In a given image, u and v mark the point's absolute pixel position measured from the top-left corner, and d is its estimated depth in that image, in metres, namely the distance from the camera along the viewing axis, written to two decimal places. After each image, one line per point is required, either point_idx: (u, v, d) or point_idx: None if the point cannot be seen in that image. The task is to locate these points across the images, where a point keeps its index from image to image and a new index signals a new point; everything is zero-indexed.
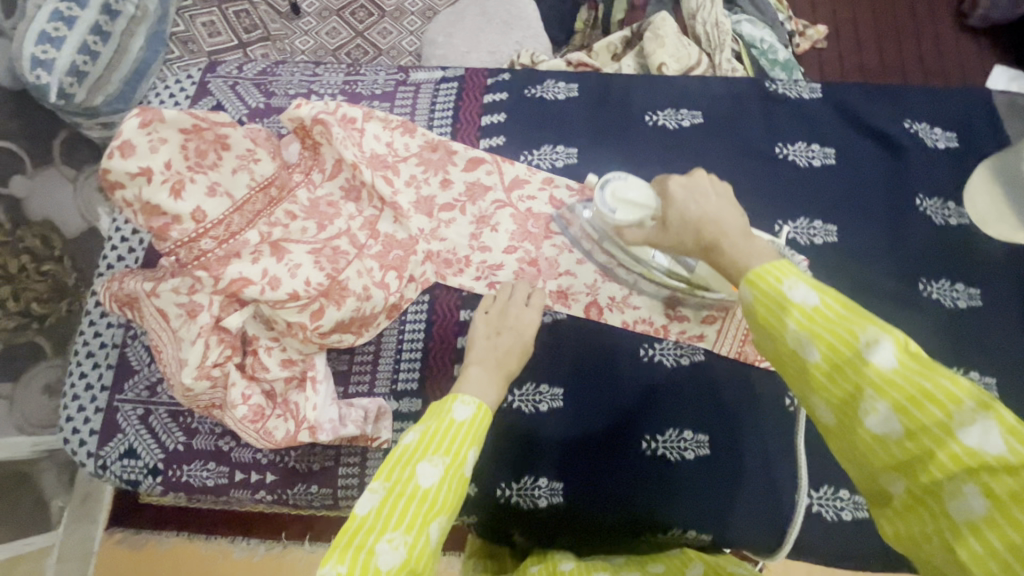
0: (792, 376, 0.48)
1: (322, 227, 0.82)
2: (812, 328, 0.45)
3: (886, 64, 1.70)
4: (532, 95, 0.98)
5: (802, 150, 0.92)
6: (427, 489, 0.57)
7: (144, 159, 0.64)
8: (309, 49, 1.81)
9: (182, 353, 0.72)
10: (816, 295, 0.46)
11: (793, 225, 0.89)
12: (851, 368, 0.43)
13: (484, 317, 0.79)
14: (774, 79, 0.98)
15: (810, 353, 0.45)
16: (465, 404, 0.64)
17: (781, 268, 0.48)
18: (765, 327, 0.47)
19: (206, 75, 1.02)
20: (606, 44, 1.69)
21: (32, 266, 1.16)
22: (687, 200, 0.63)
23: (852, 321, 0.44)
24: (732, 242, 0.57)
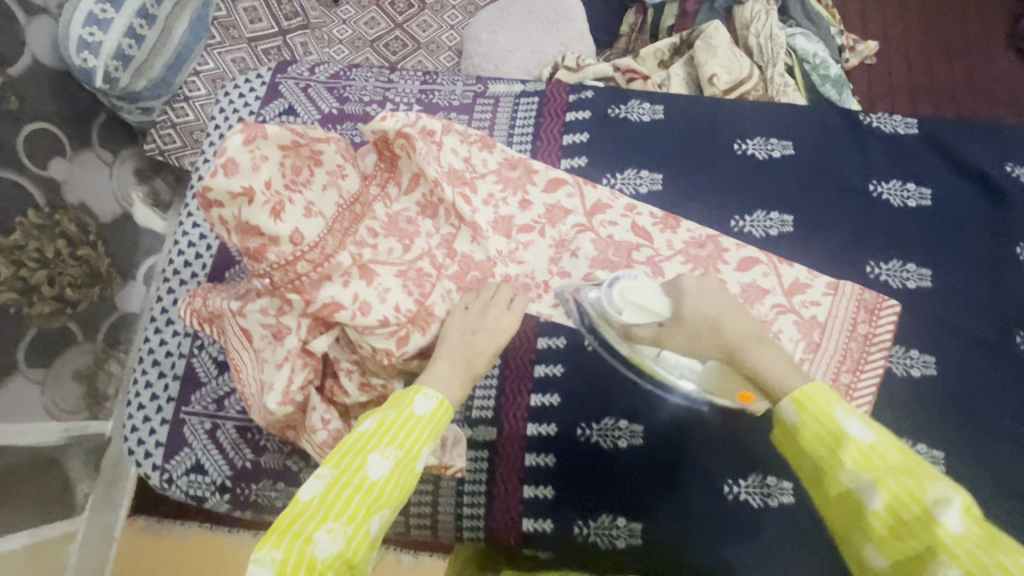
0: (849, 518, 0.53)
1: (407, 248, 0.80)
2: (871, 472, 0.50)
3: (936, 83, 1.64)
4: (616, 115, 0.94)
5: (896, 189, 0.88)
6: (373, 481, 0.58)
7: (247, 177, 0.61)
8: (347, 39, 1.76)
9: (267, 376, 0.70)
10: (872, 436, 0.52)
11: (885, 266, 0.86)
12: (919, 523, 0.47)
13: (463, 312, 0.76)
14: (868, 111, 0.94)
15: (872, 499, 0.50)
16: (427, 398, 0.64)
17: (830, 397, 0.55)
18: (825, 464, 0.53)
19: (277, 76, 0.99)
20: (653, 50, 1.65)
21: (68, 251, 1.27)
22: (700, 296, 0.67)
23: (916, 477, 0.49)
24: (748, 341, 0.63)
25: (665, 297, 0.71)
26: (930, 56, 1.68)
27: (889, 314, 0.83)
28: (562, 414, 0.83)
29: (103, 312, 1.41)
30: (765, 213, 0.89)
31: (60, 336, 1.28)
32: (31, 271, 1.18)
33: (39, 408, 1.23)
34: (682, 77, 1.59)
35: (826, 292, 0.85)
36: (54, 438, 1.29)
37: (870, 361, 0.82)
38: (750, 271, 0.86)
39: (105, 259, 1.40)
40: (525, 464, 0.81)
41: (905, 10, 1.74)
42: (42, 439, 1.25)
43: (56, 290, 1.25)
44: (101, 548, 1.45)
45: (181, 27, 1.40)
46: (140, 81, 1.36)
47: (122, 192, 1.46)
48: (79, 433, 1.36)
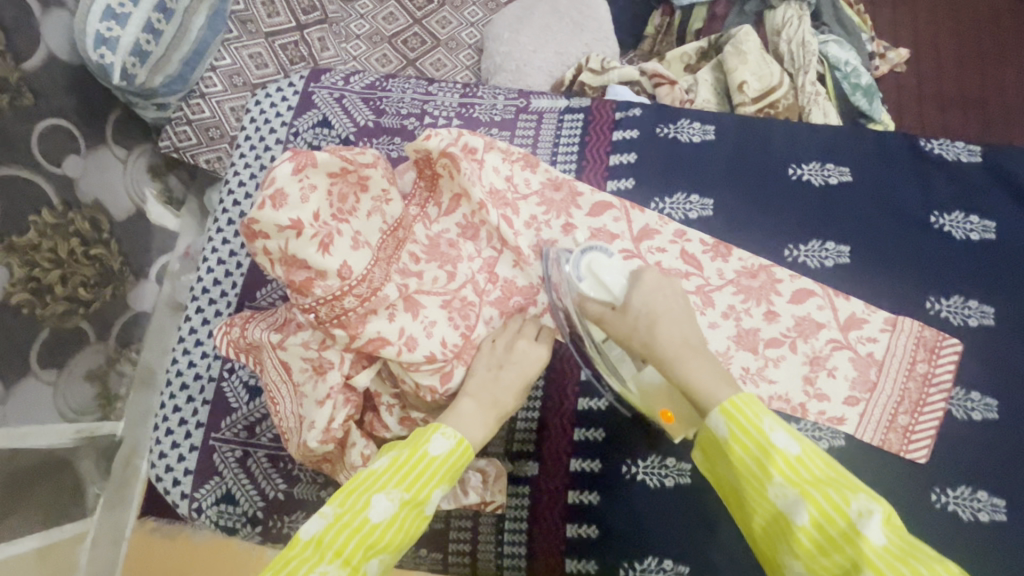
0: (777, 532, 0.53)
1: (450, 275, 0.76)
2: (798, 487, 0.51)
3: (966, 93, 1.58)
4: (665, 135, 0.91)
5: (958, 221, 0.85)
6: (374, 524, 0.55)
7: (295, 209, 0.58)
8: (364, 34, 1.66)
9: (306, 412, 0.66)
10: (798, 447, 0.53)
11: (946, 302, 0.82)
12: (844, 536, 0.48)
13: (490, 345, 0.72)
14: (928, 137, 0.90)
15: (799, 514, 0.50)
16: (444, 438, 0.61)
17: (758, 408, 0.55)
18: (752, 475, 0.54)
19: (310, 84, 0.95)
20: (680, 53, 1.59)
21: (81, 251, 1.24)
22: (653, 293, 0.68)
23: (841, 488, 0.50)
24: (684, 349, 0.63)
25: (628, 281, 0.70)
26: (963, 65, 1.62)
27: (950, 353, 0.80)
28: (607, 450, 0.79)
29: (116, 312, 1.38)
30: (820, 243, 0.85)
31: (75, 336, 1.25)
32: (45, 271, 1.16)
33: (51, 409, 1.21)
34: (711, 83, 1.53)
35: (883, 328, 0.82)
36: (65, 439, 1.26)
37: (929, 403, 0.79)
38: (804, 303, 0.82)
39: (117, 258, 1.36)
40: (567, 502, 0.79)
41: (936, 17, 1.68)
42: (54, 440, 1.22)
43: (69, 289, 1.22)
44: (111, 547, 1.39)
45: (198, 22, 1.35)
46: (157, 77, 1.31)
47: (135, 189, 1.41)
48: (90, 435, 1.34)
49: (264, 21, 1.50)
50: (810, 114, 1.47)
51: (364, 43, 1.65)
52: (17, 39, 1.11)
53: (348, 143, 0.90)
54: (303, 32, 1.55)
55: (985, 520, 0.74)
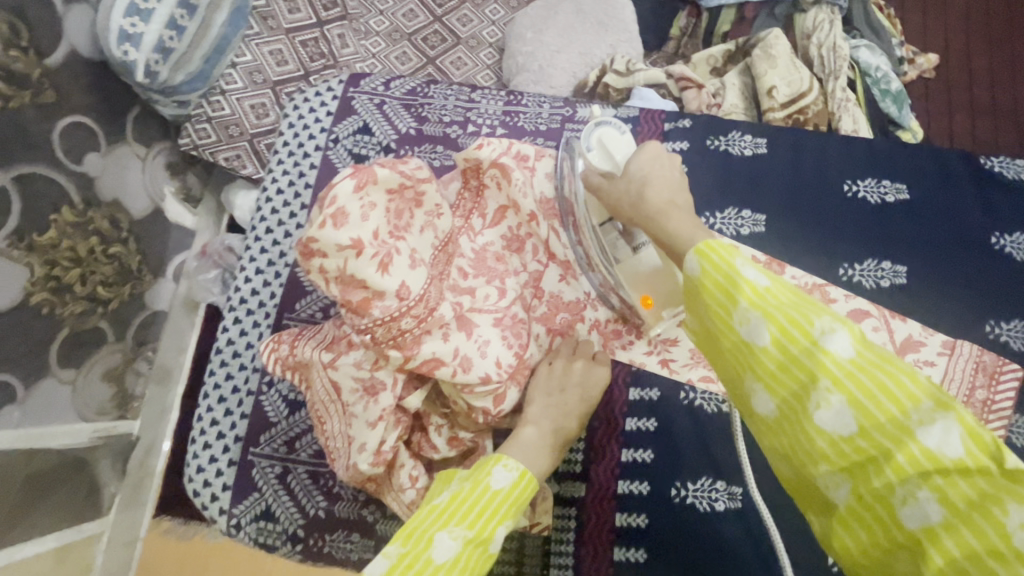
0: (739, 363, 0.47)
1: (501, 291, 0.73)
2: (762, 310, 0.44)
3: (998, 101, 1.54)
4: (716, 147, 0.89)
5: (1021, 242, 0.82)
6: (440, 564, 0.51)
7: (356, 228, 0.56)
8: (384, 31, 1.63)
9: (355, 432, 0.64)
10: (765, 276, 0.46)
11: (1007, 326, 0.79)
12: (807, 356, 0.42)
13: (546, 368, 0.71)
14: (987, 155, 0.88)
15: (761, 337, 0.44)
16: (506, 470, 0.60)
17: (729, 247, 0.48)
18: (715, 307, 0.47)
19: (349, 89, 0.93)
20: (706, 56, 1.56)
21: (100, 250, 1.22)
22: (651, 163, 0.64)
23: (807, 308, 0.43)
24: (672, 207, 0.59)
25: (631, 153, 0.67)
26: (994, 72, 1.58)
27: (1011, 377, 0.76)
28: (655, 472, 0.78)
29: (133, 310, 1.35)
30: (876, 262, 0.83)
31: (93, 336, 1.23)
32: (65, 270, 1.14)
33: (70, 410, 1.19)
34: (738, 87, 1.49)
35: (941, 351, 0.77)
36: (83, 440, 1.23)
37: (988, 429, 0.75)
38: (861, 323, 0.78)
39: (136, 257, 1.34)
40: (615, 524, 0.77)
41: (967, 23, 1.64)
42: (74, 442, 1.20)
43: (88, 289, 1.20)
44: (126, 549, 1.37)
45: (220, 18, 1.32)
46: (179, 75, 1.28)
47: (154, 186, 1.39)
48: (107, 434, 1.31)
49: (285, 18, 1.48)
50: (840, 121, 1.43)
51: (383, 40, 1.62)
52: (41, 35, 1.08)
53: (390, 151, 0.88)
54: (324, 29, 1.52)
55: None
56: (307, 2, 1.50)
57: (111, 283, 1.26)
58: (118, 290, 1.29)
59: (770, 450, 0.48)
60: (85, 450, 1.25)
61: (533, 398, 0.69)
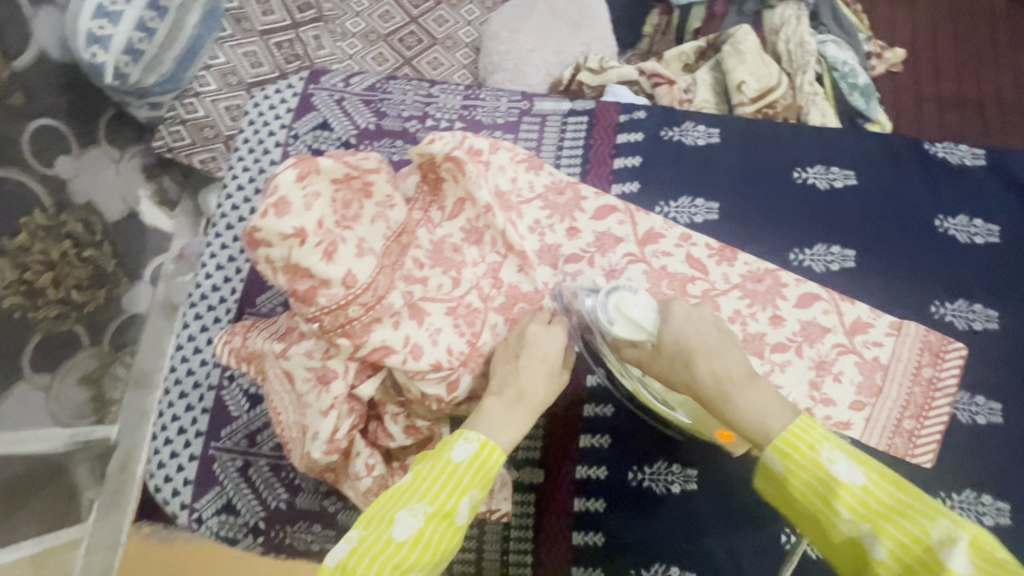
0: (860, 566, 0.52)
1: (455, 281, 0.74)
2: (870, 521, 0.50)
3: (964, 92, 1.57)
4: (670, 137, 0.91)
5: (963, 225, 0.85)
6: (399, 542, 0.54)
7: (300, 217, 0.57)
8: (361, 32, 1.62)
9: (309, 421, 0.65)
10: (863, 477, 0.51)
11: (951, 306, 0.82)
12: (926, 566, 0.47)
13: (503, 341, 0.70)
14: (932, 141, 0.91)
15: (877, 549, 0.49)
16: (467, 444, 0.59)
17: (816, 441, 0.53)
18: (822, 514, 0.53)
19: (309, 86, 0.94)
20: (678, 53, 1.58)
21: (73, 253, 1.21)
22: (684, 328, 0.65)
23: (914, 515, 0.48)
24: (727, 385, 0.60)
25: (658, 315, 0.67)
26: (961, 64, 1.61)
27: (955, 356, 0.79)
28: (613, 456, 0.80)
29: (110, 314, 1.34)
30: (825, 247, 0.85)
31: (68, 339, 1.22)
32: (37, 274, 1.13)
33: (44, 413, 1.18)
34: (709, 83, 1.51)
35: (888, 332, 0.81)
36: (59, 445, 1.22)
37: (934, 407, 0.78)
38: (810, 307, 0.81)
39: (112, 259, 1.33)
40: (573, 509, 0.79)
41: (934, 17, 1.67)
42: (50, 447, 1.20)
43: (61, 292, 1.19)
44: (107, 554, 1.32)
45: (192, 19, 1.31)
46: (151, 76, 1.28)
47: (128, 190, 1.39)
48: (84, 439, 1.31)
49: (257, 20, 1.48)
50: (808, 114, 1.45)
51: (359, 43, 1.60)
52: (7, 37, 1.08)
53: (350, 146, 0.89)
54: (298, 30, 1.52)
55: (991, 524, 0.73)
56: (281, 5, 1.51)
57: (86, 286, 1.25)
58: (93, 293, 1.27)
59: None
60: (63, 456, 1.24)
61: (494, 371, 0.68)
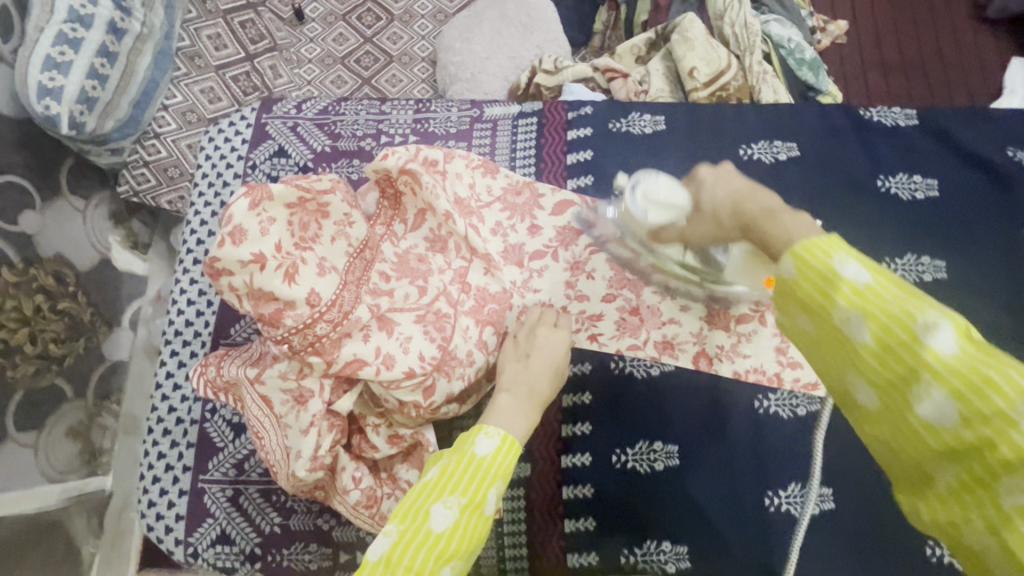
0: (837, 359, 0.46)
1: (421, 290, 0.76)
2: (863, 309, 0.43)
3: (908, 58, 1.62)
4: (618, 129, 0.94)
5: (904, 182, 0.89)
6: (438, 534, 0.56)
7: (256, 243, 0.59)
8: (316, 58, 1.66)
9: (292, 443, 0.67)
10: (867, 273, 0.44)
11: (901, 261, 0.85)
12: (906, 350, 0.41)
13: (511, 340, 0.74)
14: (866, 107, 0.95)
15: (860, 334, 0.43)
16: (489, 438, 0.61)
17: (828, 238, 0.46)
18: (809, 305, 0.46)
19: (262, 116, 0.95)
20: (630, 46, 1.61)
21: (47, 306, 1.18)
22: (717, 179, 0.62)
23: (910, 303, 0.42)
24: (774, 215, 0.54)
25: (685, 192, 0.67)
26: (900, 30, 1.66)
27: None
28: (595, 443, 0.82)
29: (91, 365, 1.33)
30: None
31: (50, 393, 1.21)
32: (12, 331, 1.11)
33: (34, 471, 1.16)
34: (663, 72, 1.53)
35: None
36: (53, 501, 1.21)
37: None
38: None
39: (89, 309, 1.32)
40: (563, 498, 0.81)
41: None
42: (43, 504, 1.18)
43: (39, 348, 1.17)
44: None
45: (145, 62, 1.33)
46: (108, 122, 1.27)
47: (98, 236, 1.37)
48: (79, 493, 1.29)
49: (211, 55, 1.48)
50: (761, 92, 1.49)
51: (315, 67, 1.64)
52: None
53: (308, 169, 0.91)
54: (253, 61, 1.53)
55: None
56: (235, 38, 1.53)
57: (64, 338, 1.24)
58: (71, 345, 1.26)
59: (870, 438, 0.47)
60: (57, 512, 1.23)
61: (504, 368, 0.71)
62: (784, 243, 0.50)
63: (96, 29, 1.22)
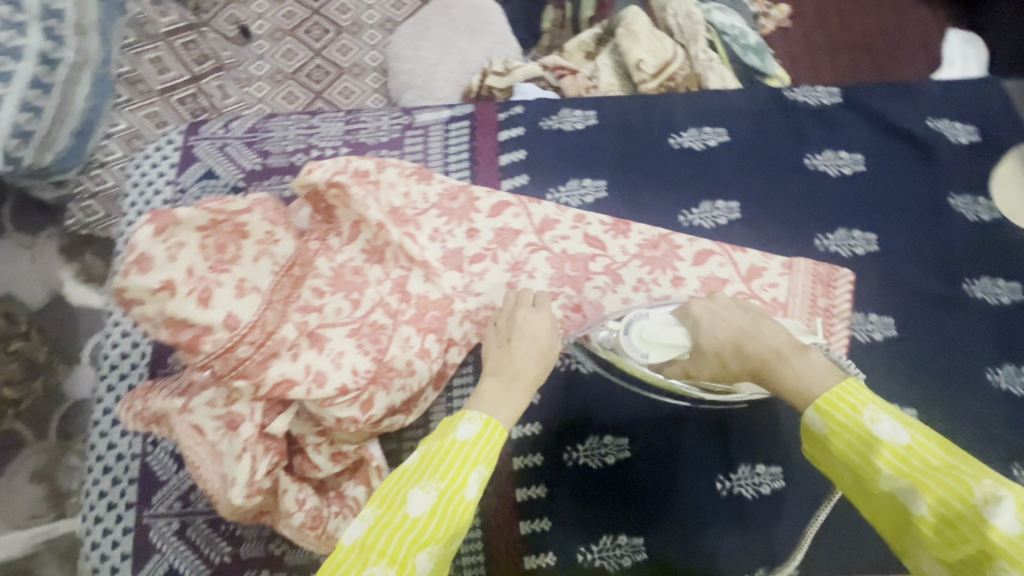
0: (897, 525, 0.48)
1: (356, 303, 0.74)
2: (910, 477, 0.46)
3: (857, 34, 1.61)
4: (549, 127, 0.94)
5: (830, 160, 0.90)
6: (416, 518, 0.50)
7: (165, 269, 0.58)
8: (266, 74, 1.55)
9: (227, 470, 0.65)
10: (907, 435, 0.47)
11: (832, 237, 0.87)
12: (968, 524, 0.43)
13: (494, 330, 0.75)
14: (792, 87, 0.97)
15: (916, 504, 0.45)
16: (470, 422, 0.57)
17: (858, 398, 0.50)
18: (855, 467, 0.49)
19: (189, 138, 0.93)
20: (578, 43, 1.54)
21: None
22: (705, 323, 0.68)
23: (961, 473, 0.44)
24: (777, 359, 0.59)
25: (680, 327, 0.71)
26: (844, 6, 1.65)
27: (844, 283, 0.84)
28: (546, 441, 0.82)
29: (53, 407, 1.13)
30: (711, 203, 0.89)
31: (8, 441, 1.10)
32: None
33: None
34: (612, 67, 1.48)
35: (782, 272, 0.85)
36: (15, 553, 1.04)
37: (835, 333, 0.83)
38: (706, 264, 0.85)
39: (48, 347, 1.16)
40: (517, 500, 0.80)
41: None
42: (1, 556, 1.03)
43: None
44: None
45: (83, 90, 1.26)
46: (47, 155, 1.20)
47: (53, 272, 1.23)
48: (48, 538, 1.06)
49: (155, 79, 1.45)
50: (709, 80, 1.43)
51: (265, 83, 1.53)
52: None
53: (239, 189, 0.89)
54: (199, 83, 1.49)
55: None
56: (178, 61, 1.49)
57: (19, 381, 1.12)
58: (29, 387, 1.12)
59: None
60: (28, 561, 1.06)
61: (490, 356, 0.72)
62: (800, 391, 0.54)
63: (26, 60, 1.16)
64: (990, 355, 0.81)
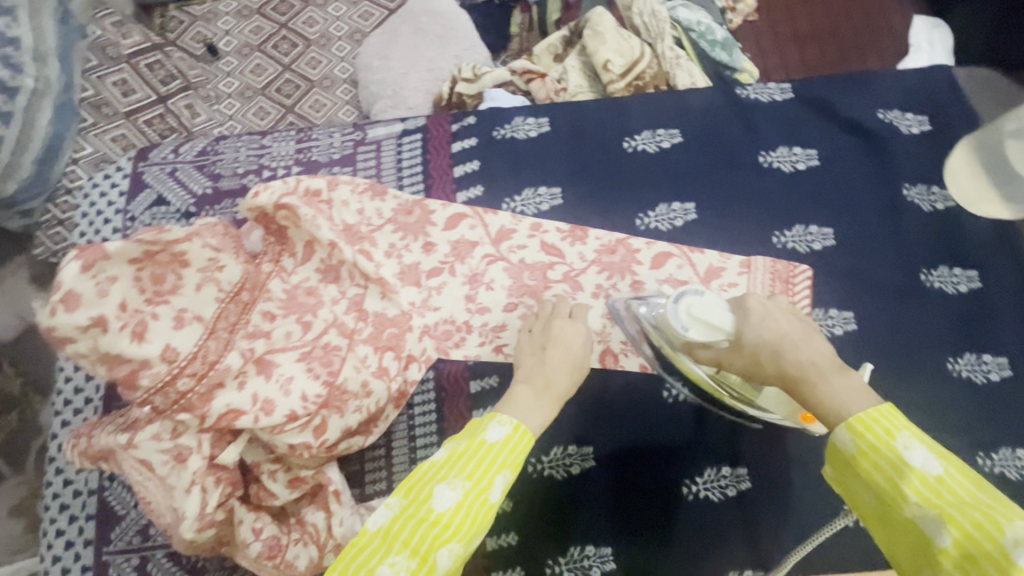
0: (920, 562, 0.45)
1: (307, 326, 0.73)
2: (939, 507, 0.43)
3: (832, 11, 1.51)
4: (502, 136, 0.93)
5: (784, 156, 0.90)
6: (440, 513, 0.50)
7: (94, 306, 0.58)
8: (235, 91, 1.51)
9: (177, 504, 0.64)
10: (940, 467, 0.45)
11: (790, 233, 0.87)
12: (993, 564, 0.40)
13: (529, 334, 0.74)
14: (744, 85, 0.97)
15: (940, 537, 0.43)
16: (501, 425, 0.56)
17: (896, 422, 0.48)
18: (880, 491, 0.47)
19: (138, 164, 0.92)
20: (547, 45, 1.49)
21: None
22: (762, 316, 0.62)
23: (995, 511, 0.41)
24: (821, 369, 0.55)
25: (735, 316, 0.64)
26: None
27: (802, 280, 0.84)
28: None
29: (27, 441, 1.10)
30: (667, 205, 0.89)
31: None
32: None
33: None
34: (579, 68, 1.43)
35: (741, 271, 0.84)
36: None
37: None
38: (664, 266, 0.84)
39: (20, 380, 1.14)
40: None
41: None
42: None
43: None
44: None
45: (44, 117, 1.24)
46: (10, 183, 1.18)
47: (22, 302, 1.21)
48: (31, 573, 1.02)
49: (120, 102, 1.43)
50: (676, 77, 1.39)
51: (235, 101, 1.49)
52: None
53: (190, 215, 0.88)
54: (166, 103, 1.45)
55: None
56: (143, 82, 1.46)
57: None
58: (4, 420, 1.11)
59: None
60: None
61: (523, 360, 0.70)
62: (832, 406, 0.52)
63: None
64: (951, 345, 0.81)
